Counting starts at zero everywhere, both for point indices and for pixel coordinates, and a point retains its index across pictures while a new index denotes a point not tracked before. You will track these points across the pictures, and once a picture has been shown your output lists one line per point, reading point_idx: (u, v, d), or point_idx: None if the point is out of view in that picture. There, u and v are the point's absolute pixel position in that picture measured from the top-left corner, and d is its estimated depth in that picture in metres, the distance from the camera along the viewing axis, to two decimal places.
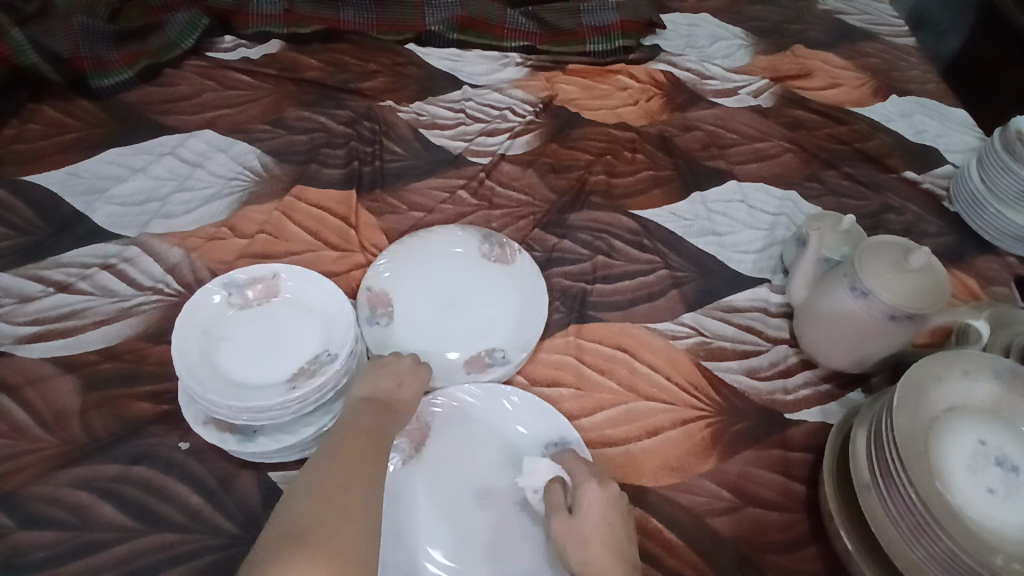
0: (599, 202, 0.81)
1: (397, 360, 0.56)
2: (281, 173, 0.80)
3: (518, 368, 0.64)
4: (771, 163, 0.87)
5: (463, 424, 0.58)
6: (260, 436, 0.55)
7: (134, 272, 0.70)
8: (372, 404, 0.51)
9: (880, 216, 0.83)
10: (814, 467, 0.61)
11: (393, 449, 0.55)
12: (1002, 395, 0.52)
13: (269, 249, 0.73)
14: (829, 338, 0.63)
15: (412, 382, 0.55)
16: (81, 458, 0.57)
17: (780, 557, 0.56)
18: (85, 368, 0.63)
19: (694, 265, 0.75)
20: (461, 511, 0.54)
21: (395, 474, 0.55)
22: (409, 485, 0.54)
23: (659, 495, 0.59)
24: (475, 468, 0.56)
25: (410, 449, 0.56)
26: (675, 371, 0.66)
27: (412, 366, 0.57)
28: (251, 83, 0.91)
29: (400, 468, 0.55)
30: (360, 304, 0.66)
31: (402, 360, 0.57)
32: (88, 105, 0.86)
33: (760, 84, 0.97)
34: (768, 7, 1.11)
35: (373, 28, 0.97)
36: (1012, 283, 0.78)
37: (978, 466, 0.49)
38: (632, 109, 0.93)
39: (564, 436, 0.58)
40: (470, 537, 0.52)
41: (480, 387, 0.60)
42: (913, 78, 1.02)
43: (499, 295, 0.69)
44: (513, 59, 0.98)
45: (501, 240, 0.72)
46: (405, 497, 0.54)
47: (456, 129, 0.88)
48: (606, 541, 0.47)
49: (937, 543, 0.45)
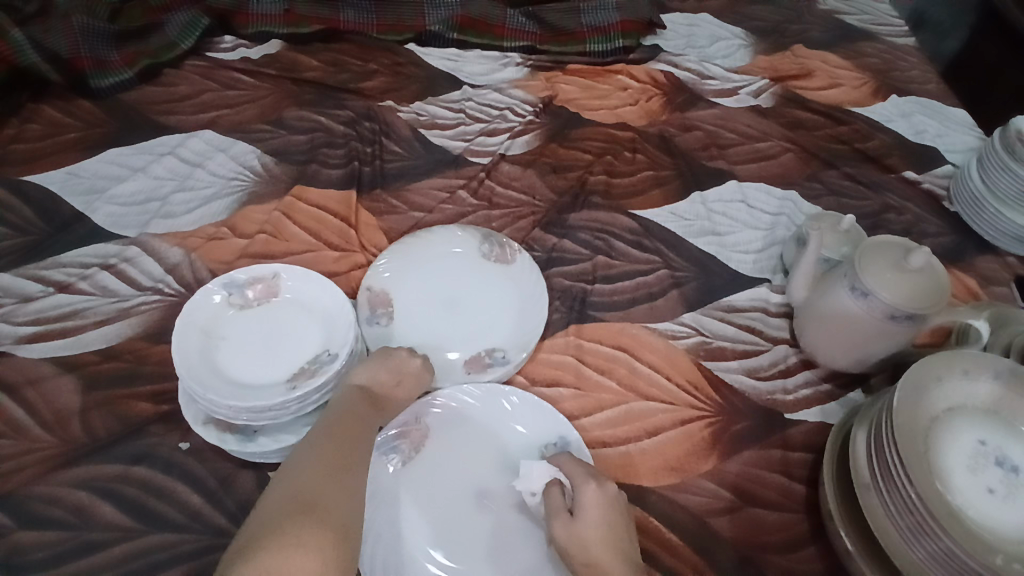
0: (599, 202, 0.81)
1: (406, 364, 0.56)
2: (281, 173, 0.80)
3: (518, 368, 0.64)
4: (771, 163, 0.87)
5: (461, 426, 0.58)
6: (260, 436, 0.55)
7: (134, 272, 0.70)
8: (358, 398, 0.52)
9: (880, 216, 0.83)
10: (814, 467, 0.61)
11: (393, 450, 0.55)
12: (1002, 395, 0.52)
13: (269, 249, 0.73)
14: (829, 339, 0.63)
15: (410, 381, 0.56)
16: (82, 458, 0.57)
17: (780, 557, 0.56)
18: (85, 368, 0.63)
19: (694, 265, 0.75)
20: (459, 511, 0.54)
21: (393, 475, 0.55)
22: (408, 486, 0.54)
23: (659, 495, 0.59)
24: (474, 469, 0.56)
25: (409, 449, 0.56)
26: (675, 371, 0.66)
27: (418, 371, 0.57)
28: (251, 83, 0.91)
29: (399, 469, 0.55)
30: (359, 304, 0.66)
31: (411, 360, 0.57)
32: (88, 105, 0.86)
33: (760, 84, 0.97)
34: (768, 7, 1.11)
35: (373, 28, 0.97)
36: (1012, 283, 0.78)
37: (978, 466, 0.49)
38: (632, 109, 0.93)
39: (564, 436, 0.58)
40: (469, 536, 0.52)
41: (489, 386, 0.60)
42: (913, 78, 1.02)
43: (499, 296, 0.69)
44: (513, 59, 0.98)
45: (501, 240, 0.72)
46: (403, 499, 0.54)
47: (456, 129, 0.88)
48: (605, 537, 0.47)
49: (937, 542, 0.45)
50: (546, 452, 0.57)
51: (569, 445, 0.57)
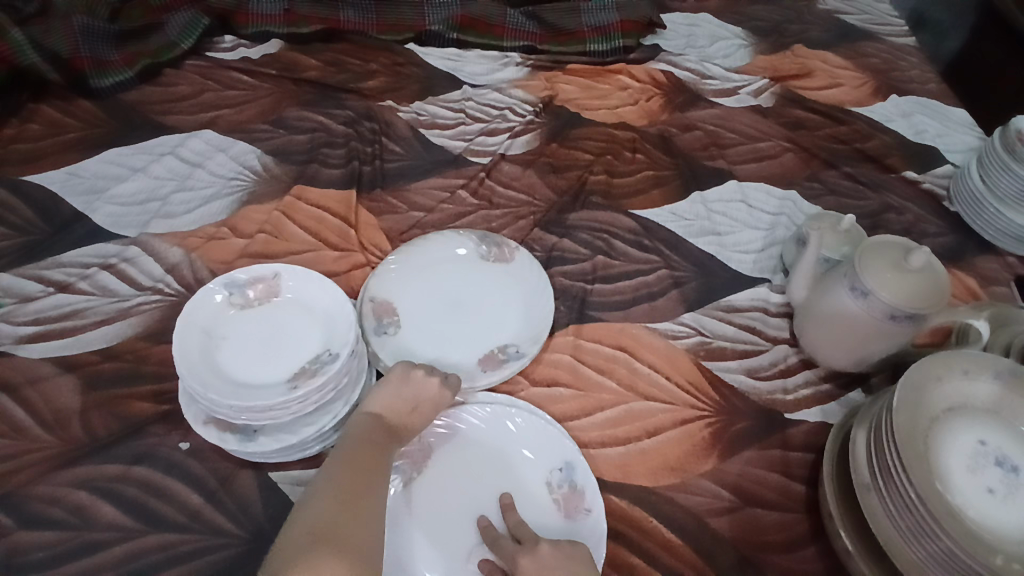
0: (599, 202, 0.81)
1: (422, 388, 0.54)
2: (281, 173, 0.80)
3: (531, 360, 0.65)
4: (771, 163, 0.87)
5: (463, 444, 0.58)
6: (260, 436, 0.55)
7: (134, 272, 0.70)
8: (372, 428, 0.51)
9: (880, 216, 0.83)
10: (814, 467, 0.61)
11: (393, 471, 0.55)
12: (1002, 395, 0.52)
13: (269, 249, 0.73)
14: (829, 339, 0.63)
15: (427, 408, 0.54)
16: (83, 458, 0.57)
17: (780, 557, 0.56)
18: (85, 368, 0.63)
19: (695, 265, 0.75)
20: (459, 537, 0.53)
21: (395, 498, 0.54)
22: (410, 508, 0.54)
23: (660, 495, 0.59)
24: (475, 491, 0.55)
25: (410, 470, 0.55)
26: (675, 371, 0.66)
27: (437, 395, 0.55)
28: (251, 83, 0.91)
29: (400, 490, 0.54)
30: (364, 314, 0.65)
31: (429, 380, 0.55)
32: (87, 104, 0.86)
33: (760, 84, 0.97)
34: (768, 7, 1.11)
35: (373, 28, 0.97)
36: (1012, 283, 0.77)
37: (978, 466, 0.49)
38: (632, 109, 0.93)
39: (569, 461, 0.57)
40: (466, 556, 0.52)
41: (499, 396, 0.61)
42: (913, 77, 1.02)
43: (501, 293, 0.69)
44: (513, 59, 0.98)
45: (497, 238, 0.73)
46: (404, 522, 0.53)
47: (456, 130, 0.88)
48: (567, 554, 0.47)
49: (937, 543, 0.45)
50: (551, 478, 0.56)
51: (574, 471, 0.56)
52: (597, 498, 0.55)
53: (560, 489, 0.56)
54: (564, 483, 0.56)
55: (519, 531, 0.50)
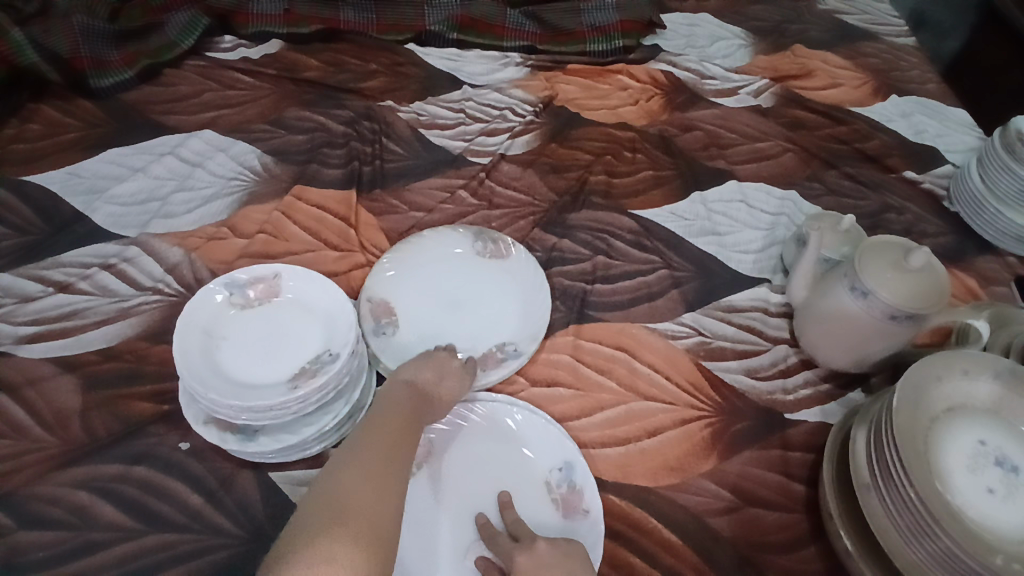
0: (599, 202, 0.81)
1: (449, 363, 0.57)
2: (281, 173, 0.81)
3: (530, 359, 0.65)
4: (771, 163, 0.87)
5: (464, 440, 0.58)
6: (260, 436, 0.55)
7: (134, 271, 0.70)
8: (404, 397, 0.53)
9: (880, 216, 0.83)
10: (814, 467, 0.61)
11: None
12: (1001, 395, 0.52)
13: (269, 249, 0.73)
14: (829, 338, 0.63)
15: (453, 382, 0.56)
16: (83, 459, 0.57)
17: (780, 557, 0.56)
18: (85, 368, 0.63)
19: (695, 265, 0.75)
20: (457, 533, 0.53)
21: None
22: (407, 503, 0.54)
23: (659, 495, 0.59)
24: (473, 488, 0.55)
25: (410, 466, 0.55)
26: (675, 371, 0.66)
27: (461, 373, 0.57)
28: (250, 83, 0.91)
29: None
30: (362, 314, 0.65)
31: (452, 360, 0.58)
32: (87, 104, 0.86)
33: (761, 84, 0.97)
34: (769, 7, 1.11)
35: (373, 28, 0.97)
36: (1012, 283, 0.77)
37: (978, 466, 0.49)
38: (632, 109, 0.93)
39: (569, 460, 0.57)
40: (465, 552, 0.52)
41: (498, 395, 0.60)
42: (913, 78, 1.02)
43: (500, 291, 0.69)
44: (513, 59, 0.98)
45: (494, 235, 0.72)
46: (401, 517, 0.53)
47: (456, 129, 0.88)
48: (565, 553, 0.47)
49: (936, 543, 0.45)
50: (551, 478, 0.56)
51: (574, 470, 0.56)
52: (597, 501, 0.55)
53: (559, 489, 0.56)
54: (563, 483, 0.56)
55: (517, 530, 0.51)
